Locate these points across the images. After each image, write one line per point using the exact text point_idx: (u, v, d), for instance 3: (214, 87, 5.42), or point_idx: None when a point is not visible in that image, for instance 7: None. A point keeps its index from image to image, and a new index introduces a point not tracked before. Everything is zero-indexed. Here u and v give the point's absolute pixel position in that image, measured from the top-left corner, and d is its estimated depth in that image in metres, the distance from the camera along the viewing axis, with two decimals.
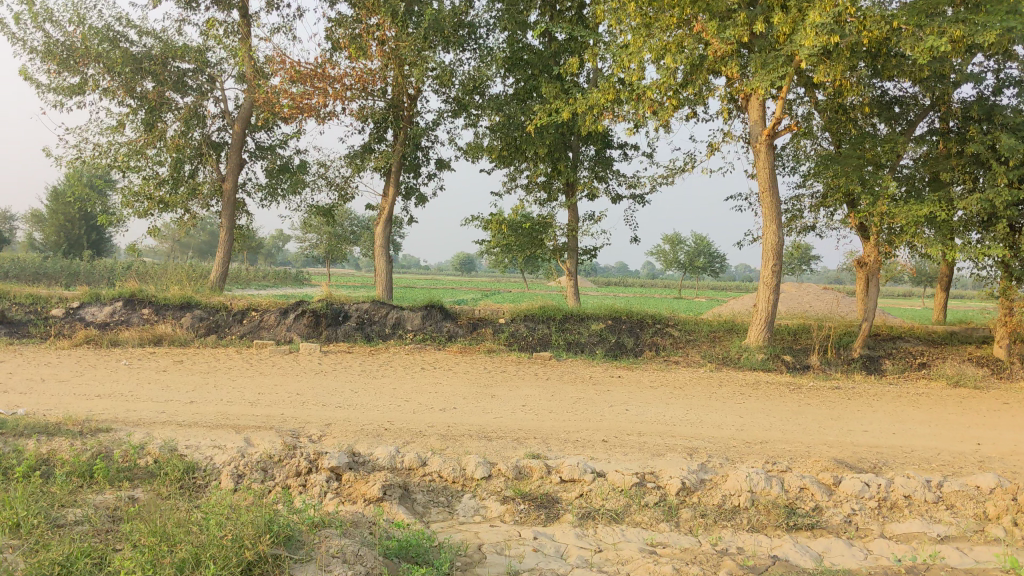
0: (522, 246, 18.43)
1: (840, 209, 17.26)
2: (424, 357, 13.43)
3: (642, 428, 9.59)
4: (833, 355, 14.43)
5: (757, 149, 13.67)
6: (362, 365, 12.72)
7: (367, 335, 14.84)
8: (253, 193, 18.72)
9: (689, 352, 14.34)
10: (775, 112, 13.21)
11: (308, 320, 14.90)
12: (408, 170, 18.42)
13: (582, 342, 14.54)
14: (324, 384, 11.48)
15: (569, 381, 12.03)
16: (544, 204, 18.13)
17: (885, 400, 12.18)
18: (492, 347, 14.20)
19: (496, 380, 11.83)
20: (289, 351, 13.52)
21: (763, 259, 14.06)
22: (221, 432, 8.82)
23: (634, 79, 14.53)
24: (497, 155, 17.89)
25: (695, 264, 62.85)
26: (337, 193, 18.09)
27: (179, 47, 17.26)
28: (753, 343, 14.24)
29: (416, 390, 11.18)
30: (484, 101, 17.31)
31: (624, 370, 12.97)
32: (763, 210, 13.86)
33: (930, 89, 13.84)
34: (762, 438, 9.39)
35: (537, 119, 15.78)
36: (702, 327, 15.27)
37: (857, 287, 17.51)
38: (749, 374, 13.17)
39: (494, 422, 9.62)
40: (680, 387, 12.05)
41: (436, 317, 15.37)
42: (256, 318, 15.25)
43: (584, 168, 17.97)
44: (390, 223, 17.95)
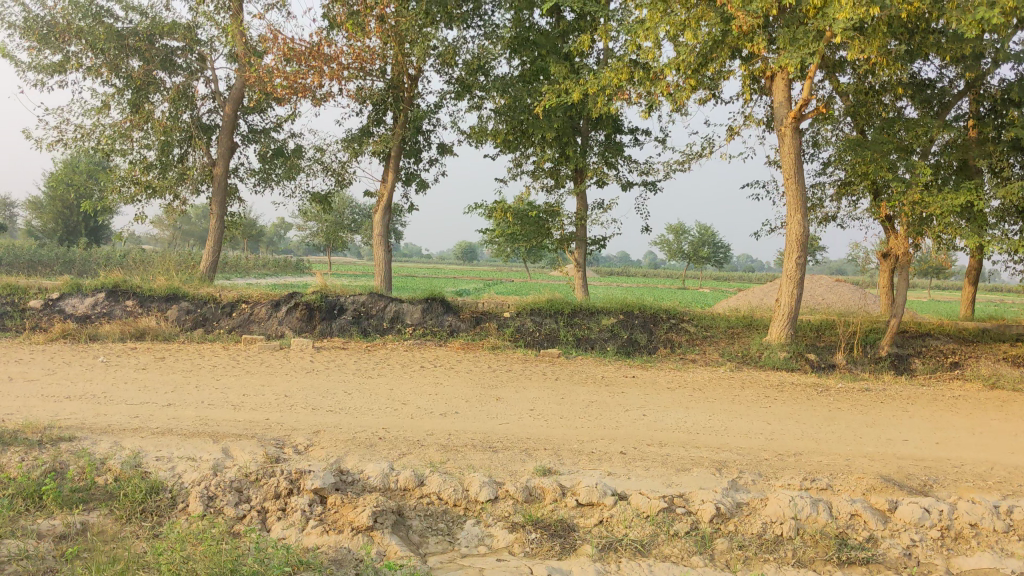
0: (528, 236, 17.51)
1: (864, 197, 16.34)
2: (424, 354, 12.54)
3: (663, 437, 8.71)
4: (859, 353, 13.52)
5: (782, 133, 12.73)
6: (357, 363, 11.84)
7: (363, 329, 13.95)
8: (245, 178, 17.80)
9: (707, 350, 13.44)
10: (803, 92, 12.25)
11: (301, 314, 14.03)
12: (408, 155, 17.49)
13: (592, 338, 13.65)
14: (315, 384, 10.60)
15: (581, 382, 11.15)
16: (551, 191, 17.21)
17: (921, 404, 11.28)
18: (496, 343, 13.30)
19: (501, 381, 10.95)
20: (279, 347, 12.64)
21: (787, 251, 13.13)
22: (196, 441, 7.96)
23: (650, 57, 13.59)
24: (502, 140, 16.98)
25: (700, 255, 61.79)
26: (333, 178, 17.17)
27: (167, 23, 16.30)
28: (775, 340, 13.32)
29: (415, 392, 10.31)
30: (488, 82, 16.39)
31: (639, 370, 12.07)
32: (788, 198, 12.92)
33: (966, 69, 12.81)
34: (796, 450, 8.51)
35: (545, 101, 14.84)
36: (720, 322, 14.35)
37: (881, 280, 16.57)
38: (773, 374, 12.26)
39: (500, 430, 8.74)
40: (700, 389, 11.17)
41: (437, 311, 14.47)
42: (246, 310, 14.37)
43: (593, 154, 17.04)
44: (388, 211, 17.03)
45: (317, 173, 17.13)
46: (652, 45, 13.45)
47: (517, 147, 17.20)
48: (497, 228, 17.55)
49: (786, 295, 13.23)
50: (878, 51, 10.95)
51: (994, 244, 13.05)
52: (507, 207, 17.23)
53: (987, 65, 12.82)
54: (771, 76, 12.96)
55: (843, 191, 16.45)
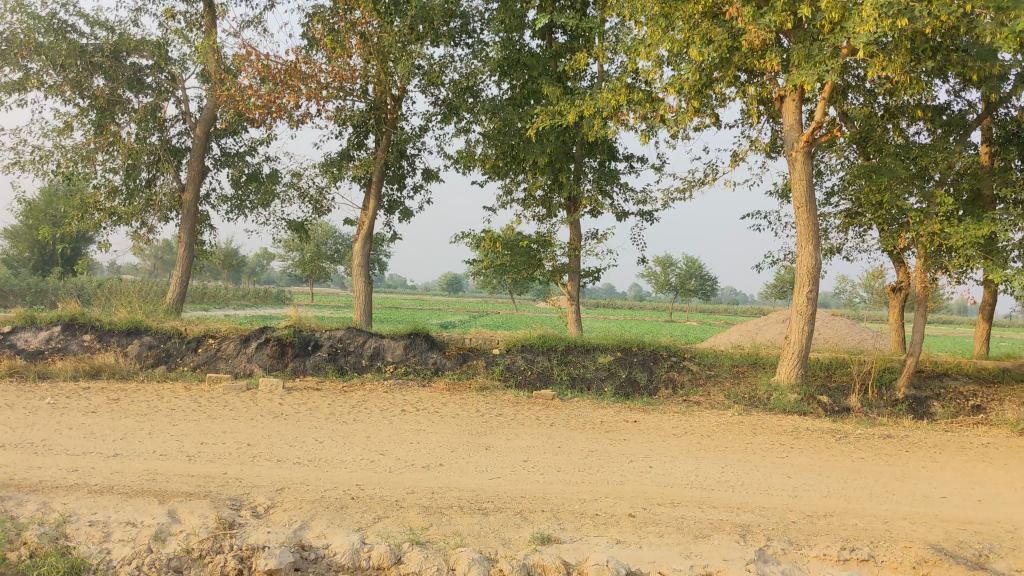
0: (518, 267, 16.53)
1: (872, 228, 15.50)
2: (405, 396, 11.49)
3: (675, 495, 7.69)
4: (874, 395, 12.54)
5: (793, 157, 11.83)
6: (331, 407, 10.77)
7: (340, 367, 12.89)
8: (217, 204, 16.79)
9: (712, 391, 12.42)
10: (816, 114, 11.38)
11: (272, 349, 12.96)
12: (391, 181, 16.52)
13: (588, 377, 12.63)
14: (284, 431, 9.54)
15: (578, 428, 10.12)
16: (543, 220, 16.26)
17: (950, 452, 10.30)
18: (484, 384, 12.26)
19: (490, 427, 9.91)
20: (247, 387, 11.56)
21: (798, 284, 12.16)
22: (139, 501, 6.90)
23: (651, 75, 12.70)
24: (491, 165, 16.05)
25: (687, 287, 60.89)
26: (311, 205, 16.18)
27: (135, 39, 15.35)
28: (784, 381, 12.31)
29: (394, 441, 9.25)
30: (476, 104, 15.49)
31: (640, 414, 11.05)
32: (799, 227, 11.98)
33: (988, 90, 12.00)
34: (826, 510, 7.51)
35: (537, 123, 13.91)
36: (724, 360, 13.37)
37: (892, 316, 15.64)
38: (785, 419, 11.25)
39: (489, 487, 7.69)
40: (709, 435, 10.15)
41: (420, 346, 13.43)
42: (213, 346, 13.30)
43: (587, 180, 16.13)
44: (369, 240, 16.00)
45: (293, 200, 16.13)
46: (653, 64, 12.59)
47: (507, 173, 16.27)
48: (485, 258, 16.59)
49: (796, 331, 12.25)
50: (900, 69, 10.10)
51: (1020, 277, 12.21)
52: (496, 237, 16.28)
53: (1009, 86, 12.02)
54: (780, 97, 12.09)
55: (849, 222, 15.59)
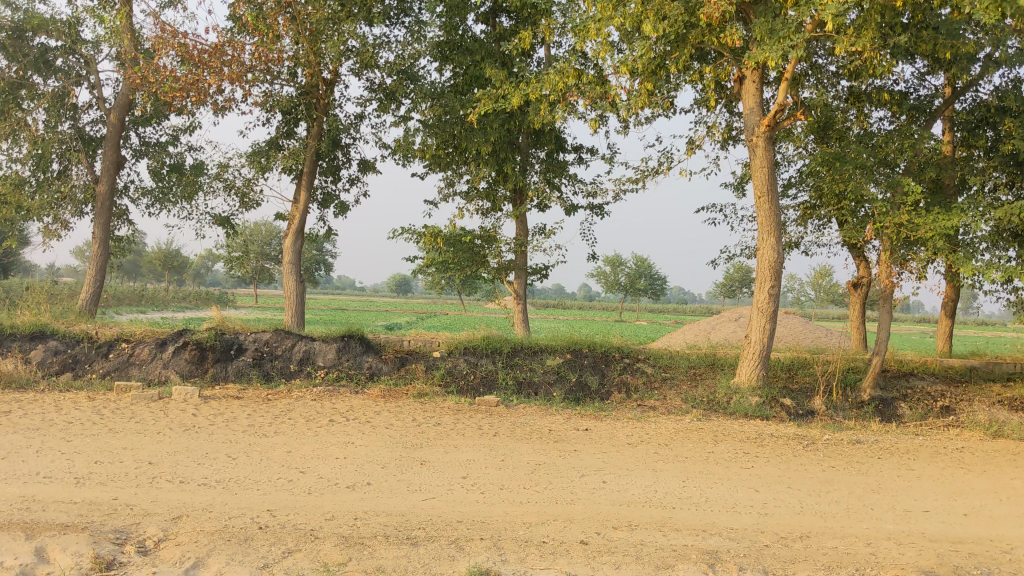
0: (461, 264, 15.56)
1: (832, 221, 14.83)
2: (334, 404, 10.45)
3: (633, 516, 6.80)
4: (839, 397, 11.82)
5: (753, 143, 11.04)
6: (251, 417, 9.70)
7: (265, 373, 11.83)
8: (136, 198, 15.56)
9: (668, 395, 11.57)
10: (778, 96, 10.60)
11: (190, 354, 11.84)
12: (324, 173, 15.45)
13: (536, 381, 11.71)
14: (193, 446, 8.45)
15: (524, 437, 9.19)
16: (487, 215, 15.32)
17: (924, 459, 9.57)
18: (422, 390, 11.27)
19: (426, 438, 8.93)
20: (158, 395, 10.43)
21: (758, 280, 11.36)
22: (3, 536, 5.82)
23: (601, 55, 11.82)
24: (431, 156, 15.07)
25: (636, 287, 60.42)
26: (238, 198, 15.06)
27: (42, 17, 14.07)
28: (744, 382, 11.51)
29: (318, 456, 8.23)
30: (416, 90, 14.51)
31: (592, 421, 10.14)
32: (759, 218, 11.18)
33: (958, 72, 11.34)
34: (801, 531, 6.67)
35: (479, 108, 12.95)
36: (680, 361, 12.55)
37: (853, 313, 14.97)
38: (747, 424, 10.44)
39: (422, 511, 6.72)
40: (667, 443, 9.28)
41: (354, 349, 12.41)
42: (125, 351, 12.14)
43: (534, 171, 15.22)
44: (301, 236, 14.91)
45: (218, 193, 14.98)
46: (602, 44, 11.74)
47: (449, 164, 15.29)
48: (427, 255, 15.59)
49: (757, 330, 11.44)
50: (869, 44, 9.38)
51: (991, 271, 11.53)
52: (438, 232, 15.29)
53: (978, 67, 11.38)
54: (740, 78, 11.29)
55: (808, 214, 14.90)
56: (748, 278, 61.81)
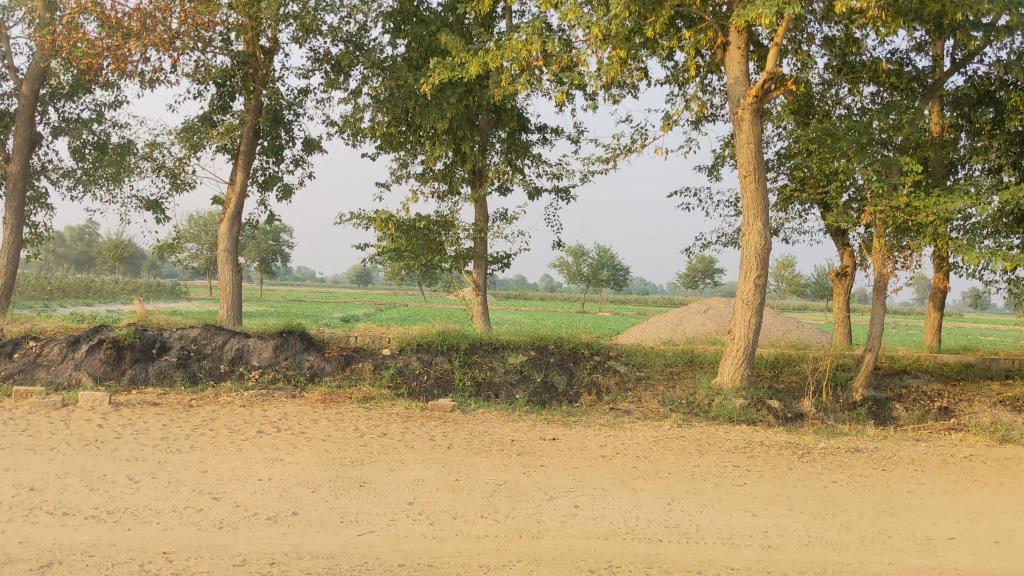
0: (416, 252, 14.30)
1: (815, 206, 13.76)
2: (266, 411, 9.14)
3: (614, 554, 5.61)
4: (829, 397, 10.76)
5: (738, 116, 9.92)
6: (166, 428, 8.37)
7: (191, 375, 10.50)
8: (55, 179, 14.08)
9: (644, 397, 10.41)
10: (768, 62, 9.47)
11: (105, 354, 10.47)
12: (265, 152, 14.10)
13: (496, 382, 10.50)
14: (90, 466, 7.12)
15: (482, 451, 7.96)
16: (444, 199, 14.06)
17: (933, 470, 8.50)
18: (369, 394, 10.01)
19: (369, 453, 7.68)
20: (61, 401, 9.05)
21: (743, 269, 10.23)
22: None
23: (570, 19, 10.60)
24: (382, 134, 13.78)
25: (599, 278, 59.39)
26: (169, 180, 13.66)
27: None
28: (727, 383, 10.40)
29: (238, 478, 6.94)
30: (365, 61, 13.21)
31: (560, 429, 8.94)
32: (745, 199, 10.05)
33: (962, 39, 10.30)
34: (816, 570, 5.53)
35: (432, 79, 11.68)
36: (655, 358, 11.40)
37: (837, 304, 13.94)
38: (734, 431, 9.32)
39: (356, 551, 5.48)
40: (646, 456, 8.11)
41: (294, 347, 11.10)
42: (32, 350, 10.74)
43: (494, 151, 14.00)
44: (238, 221, 13.55)
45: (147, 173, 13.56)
46: (570, 6, 10.53)
47: (401, 144, 14.01)
48: (378, 242, 14.30)
49: (741, 324, 10.33)
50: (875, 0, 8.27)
51: (995, 259, 10.52)
52: (389, 218, 14.02)
53: (984, 35, 10.35)
54: (725, 44, 10.16)
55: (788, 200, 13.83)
56: (711, 269, 61.11)
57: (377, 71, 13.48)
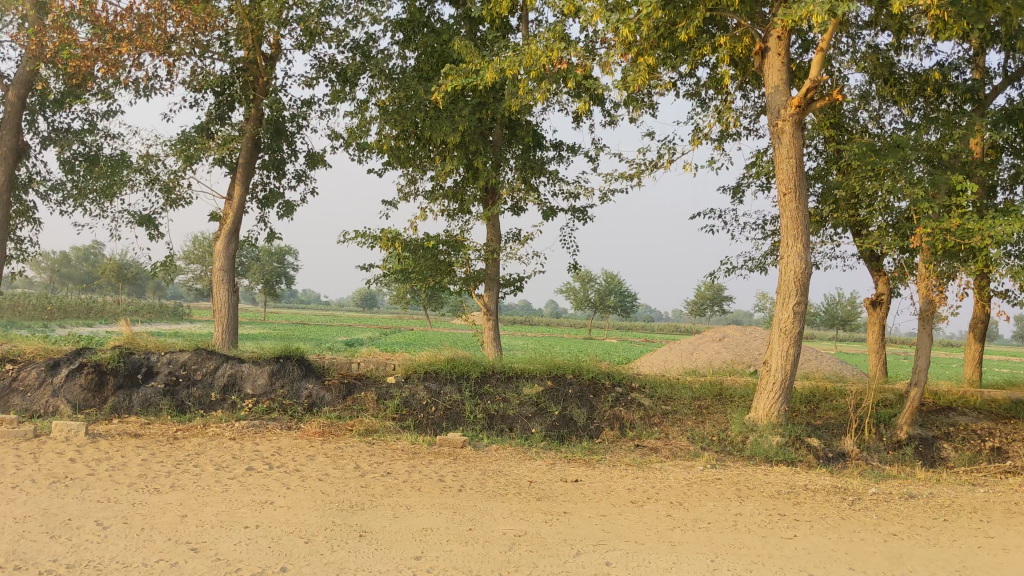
0: (424, 274, 13.50)
1: (848, 230, 12.94)
2: (258, 445, 8.29)
3: None
4: (873, 436, 9.90)
5: (777, 128, 9.11)
6: (145, 463, 7.52)
7: (179, 404, 9.67)
8: (43, 192, 13.33)
9: (671, 433, 9.54)
10: (812, 69, 8.69)
11: (86, 379, 9.65)
12: (265, 166, 13.34)
13: (510, 415, 9.65)
14: (53, 509, 6.25)
15: (498, 494, 7.09)
16: (454, 217, 13.27)
17: (999, 520, 7.60)
18: (372, 426, 9.16)
19: (371, 496, 6.82)
20: (33, 431, 8.21)
21: (781, 295, 9.39)
22: None
23: (594, 22, 9.82)
24: (390, 148, 13.02)
25: (606, 304, 58.53)
26: (163, 194, 12.89)
27: None
28: (763, 418, 9.54)
29: (221, 525, 6.08)
30: (372, 71, 12.47)
31: (583, 469, 8.08)
32: (785, 218, 9.22)
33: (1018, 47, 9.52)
34: None
35: (443, 86, 10.90)
36: (681, 390, 10.53)
37: (873, 333, 13.08)
38: (773, 474, 8.45)
39: None
40: (680, 503, 7.24)
41: (292, 374, 10.25)
42: (8, 374, 9.91)
43: (508, 167, 13.21)
44: (235, 239, 12.76)
45: (140, 187, 12.79)
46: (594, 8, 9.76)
47: (410, 159, 13.23)
48: (384, 263, 13.50)
49: (777, 355, 9.48)
50: None
51: None
52: (396, 236, 13.22)
53: None
54: (764, 50, 9.37)
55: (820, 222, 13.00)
56: (719, 296, 60.26)
57: (386, 81, 12.73)
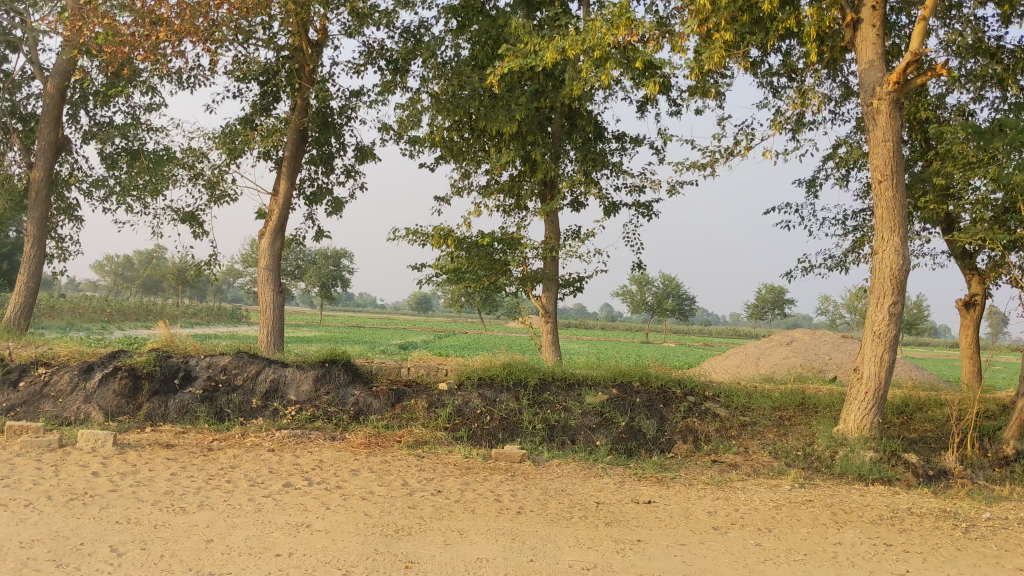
0: (478, 274, 12.75)
1: (938, 225, 11.88)
2: (299, 457, 7.59)
3: None
4: (977, 451, 8.88)
5: (872, 108, 8.19)
6: (174, 478, 6.86)
7: (217, 411, 9.04)
8: (86, 189, 12.87)
9: (751, 447, 8.64)
10: (913, 39, 7.77)
11: (119, 384, 9.07)
12: (312, 161, 12.72)
13: (572, 425, 8.83)
14: (66, 531, 5.59)
15: (562, 518, 6.28)
16: (510, 213, 12.49)
17: None
18: (422, 437, 8.42)
19: (420, 518, 6.05)
20: (57, 441, 7.62)
21: (874, 294, 8.44)
22: None
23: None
24: (442, 140, 12.31)
25: (664, 307, 57.32)
26: (207, 190, 12.33)
27: None
28: (853, 431, 8.58)
29: (249, 552, 5.35)
30: (423, 58, 11.78)
31: (655, 488, 7.23)
32: (880, 209, 8.28)
33: None
34: None
35: (501, 69, 10.11)
36: (760, 399, 9.60)
37: (967, 336, 12.00)
38: (870, 495, 7.50)
39: None
40: (770, 530, 6.35)
41: (337, 380, 9.54)
42: (41, 378, 9.39)
43: (567, 159, 12.38)
44: (281, 236, 12.13)
45: (183, 182, 12.25)
46: None
47: (464, 152, 12.50)
48: (437, 262, 12.78)
49: (870, 361, 8.53)
50: None
51: None
52: (449, 233, 12.50)
53: None
54: (855, 21, 8.46)
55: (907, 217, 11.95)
56: (781, 299, 58.65)
57: (438, 69, 12.04)
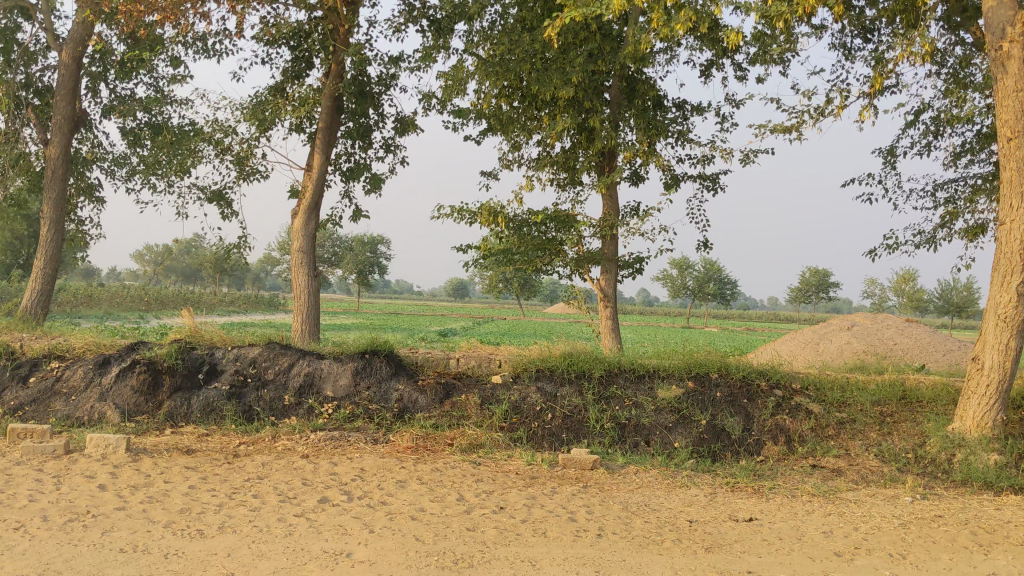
0: (530, 254, 11.67)
1: None
2: (338, 466, 6.60)
3: None
4: None
5: (1003, 52, 7.12)
6: (192, 491, 5.88)
7: (246, 410, 8.09)
8: (107, 168, 11.99)
9: (852, 451, 7.51)
10: None
11: (137, 380, 8.15)
12: (348, 134, 11.71)
13: (645, 424, 7.77)
14: (56, 564, 4.62)
15: (652, 543, 5.20)
16: (563, 188, 11.41)
17: None
18: (476, 441, 7.39)
19: (481, 545, 5.00)
20: (63, 446, 6.69)
21: (1000, 272, 7.28)
22: None
23: None
24: (490, 109, 11.25)
25: (706, 292, 55.81)
26: (235, 166, 11.37)
27: None
28: (972, 430, 7.41)
29: None
30: (469, 18, 10.73)
31: (754, 502, 6.13)
32: (1010, 171, 7.18)
33: None
34: None
35: (559, 20, 8.98)
36: (857, 394, 8.46)
37: None
38: (1008, 509, 6.34)
39: None
40: (905, 558, 5.22)
41: (379, 373, 8.49)
42: (53, 373, 8.51)
43: (627, 128, 11.23)
44: (316, 216, 11.14)
45: (208, 158, 11.30)
46: None
47: (512, 122, 11.43)
48: (483, 242, 11.71)
49: (992, 350, 7.35)
50: None
51: None
52: (497, 210, 11.43)
53: None
54: None
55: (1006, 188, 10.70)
56: (827, 283, 56.85)
57: (484, 31, 10.97)
